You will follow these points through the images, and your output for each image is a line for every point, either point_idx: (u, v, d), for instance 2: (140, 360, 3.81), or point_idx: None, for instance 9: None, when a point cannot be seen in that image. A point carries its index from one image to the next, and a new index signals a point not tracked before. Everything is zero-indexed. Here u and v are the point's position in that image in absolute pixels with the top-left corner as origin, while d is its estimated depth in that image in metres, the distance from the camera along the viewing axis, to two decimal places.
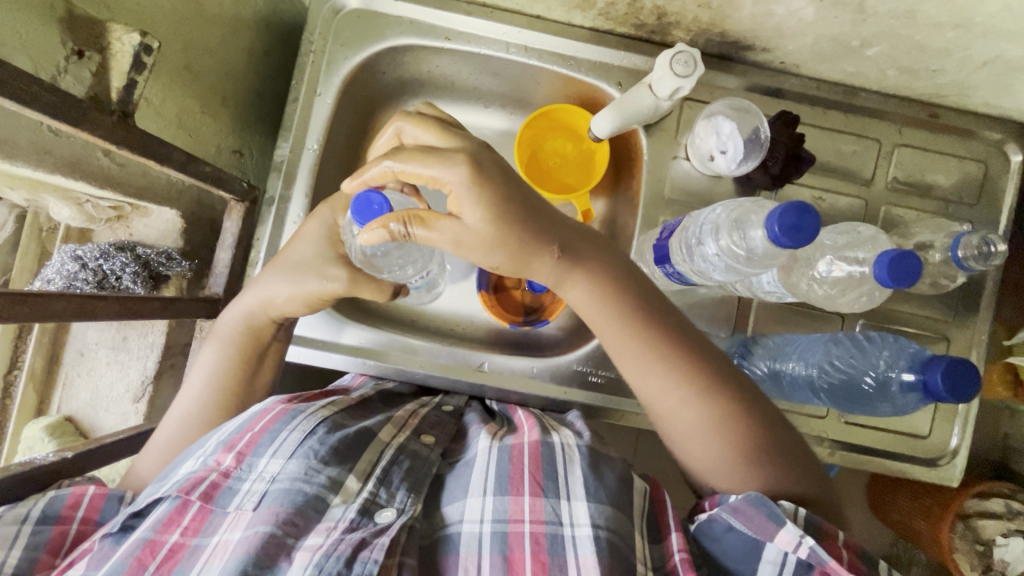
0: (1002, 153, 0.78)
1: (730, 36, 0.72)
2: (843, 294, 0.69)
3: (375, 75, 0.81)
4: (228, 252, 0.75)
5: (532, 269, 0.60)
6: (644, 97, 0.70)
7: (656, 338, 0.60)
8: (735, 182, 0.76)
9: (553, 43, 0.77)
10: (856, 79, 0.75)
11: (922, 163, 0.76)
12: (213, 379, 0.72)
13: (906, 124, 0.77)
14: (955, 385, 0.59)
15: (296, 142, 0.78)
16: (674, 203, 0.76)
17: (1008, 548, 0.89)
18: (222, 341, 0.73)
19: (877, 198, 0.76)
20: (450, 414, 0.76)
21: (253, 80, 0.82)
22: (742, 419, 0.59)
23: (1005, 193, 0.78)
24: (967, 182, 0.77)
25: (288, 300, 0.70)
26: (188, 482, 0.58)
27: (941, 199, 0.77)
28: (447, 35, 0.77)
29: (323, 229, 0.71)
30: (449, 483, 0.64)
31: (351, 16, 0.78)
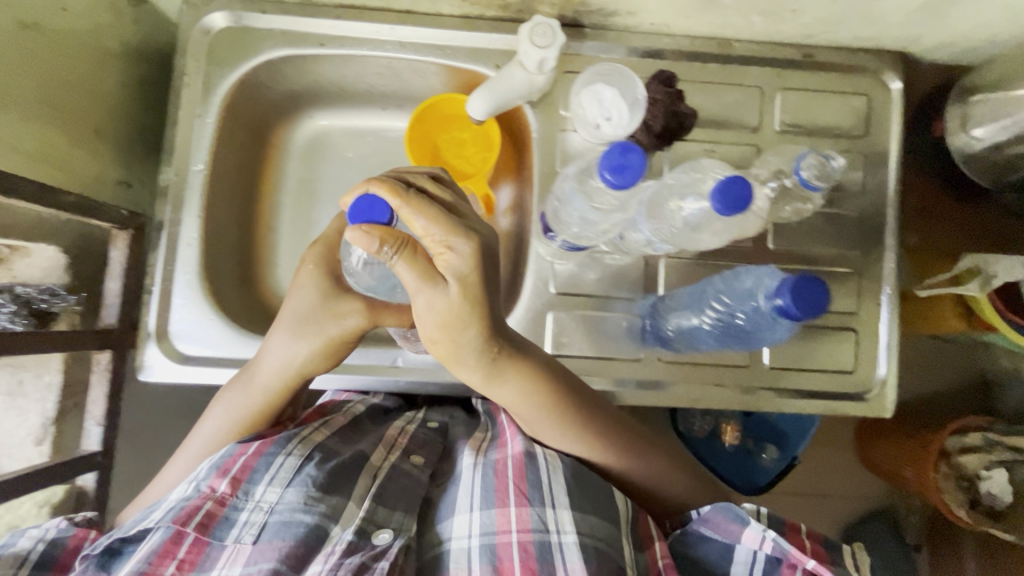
0: (882, 84, 0.80)
1: (591, 5, 0.73)
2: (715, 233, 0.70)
3: (260, 90, 0.86)
4: (117, 281, 0.82)
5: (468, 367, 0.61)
6: (516, 74, 0.73)
7: (572, 425, 0.66)
8: None
9: (424, 35, 0.80)
10: (725, 31, 0.77)
11: (807, 104, 0.79)
12: (226, 438, 0.71)
13: (783, 68, 0.79)
14: (806, 302, 0.61)
15: (181, 165, 0.81)
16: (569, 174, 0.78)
17: (993, 480, 0.93)
18: (235, 400, 0.71)
19: (766, 141, 0.78)
20: (436, 431, 0.78)
21: (128, 107, 0.83)
22: (654, 462, 0.69)
23: (891, 122, 0.80)
24: (853, 115, 0.80)
25: (304, 359, 0.70)
26: (183, 512, 0.58)
27: (830, 136, 0.79)
28: (320, 41, 0.81)
29: (319, 277, 0.72)
30: (442, 503, 0.66)
31: (222, 38, 0.81)
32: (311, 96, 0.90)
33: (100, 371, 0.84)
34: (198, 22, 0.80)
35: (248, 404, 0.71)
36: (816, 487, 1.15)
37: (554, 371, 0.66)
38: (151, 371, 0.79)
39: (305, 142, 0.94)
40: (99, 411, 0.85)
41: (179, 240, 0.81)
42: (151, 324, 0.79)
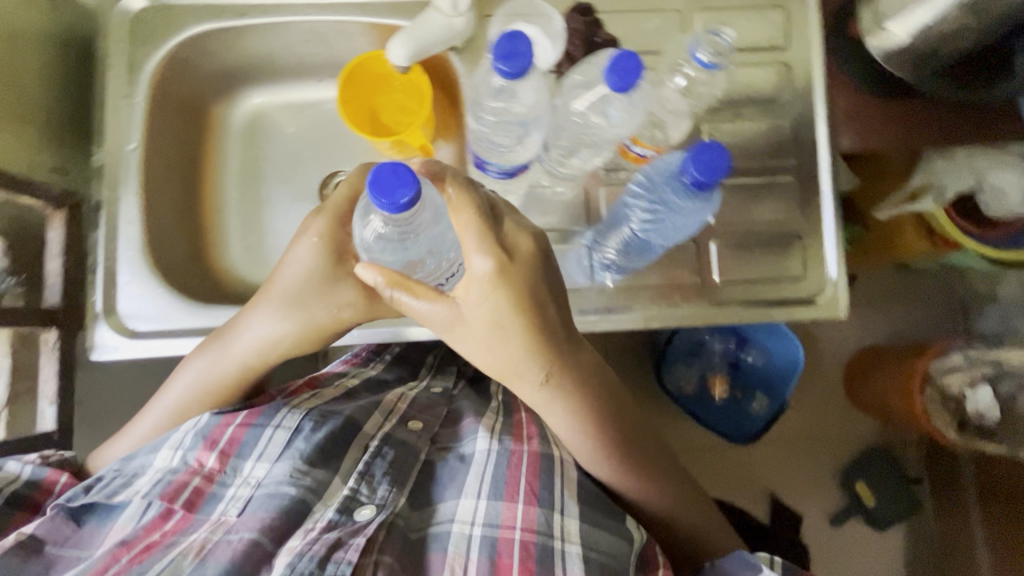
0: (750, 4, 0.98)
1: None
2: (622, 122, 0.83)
3: (187, 66, 1.08)
4: (55, 260, 1.01)
5: (531, 377, 0.82)
6: (434, 18, 0.93)
7: (599, 439, 0.87)
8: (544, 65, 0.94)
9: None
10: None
11: (639, 21, 0.97)
12: (201, 390, 0.95)
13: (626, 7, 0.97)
14: (706, 166, 0.76)
15: (116, 144, 1.02)
16: None
17: (978, 396, 1.06)
18: (210, 357, 0.93)
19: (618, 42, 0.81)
20: (439, 394, 1.03)
21: (50, 90, 1.01)
22: (665, 483, 0.90)
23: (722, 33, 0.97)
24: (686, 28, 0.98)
25: (281, 334, 0.90)
26: (173, 488, 0.80)
27: (667, 46, 0.96)
28: (239, 11, 1.04)
29: (325, 246, 0.84)
30: (439, 484, 0.87)
31: (144, 20, 1.04)
32: (251, 77, 1.15)
33: (49, 350, 1.02)
34: (120, 7, 1.03)
35: (223, 365, 0.93)
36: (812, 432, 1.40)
37: (595, 392, 0.86)
38: (114, 349, 0.98)
39: (246, 119, 1.18)
40: (52, 390, 1.03)
41: (119, 218, 1.02)
42: (99, 304, 0.98)
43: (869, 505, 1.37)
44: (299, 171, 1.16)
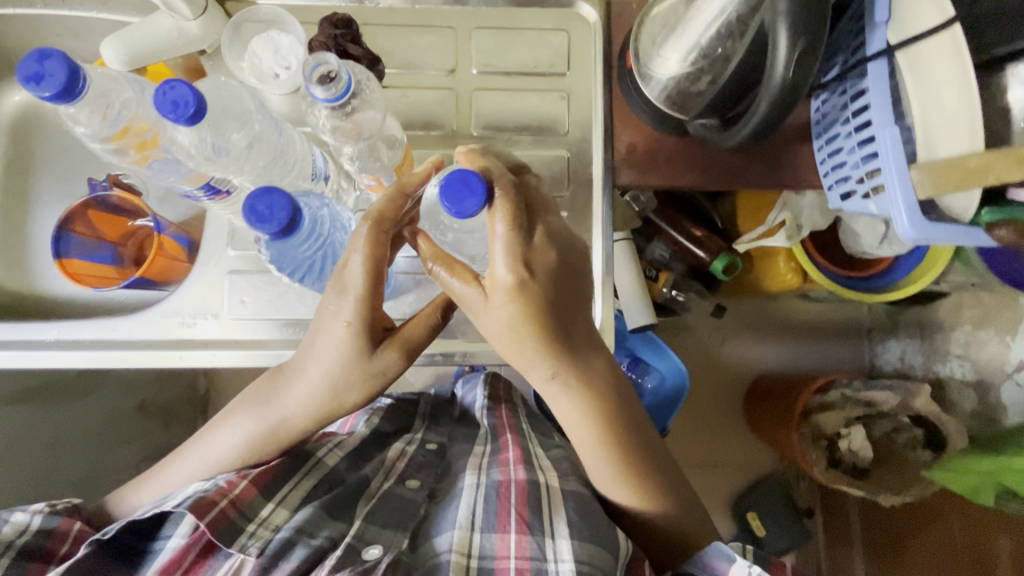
0: (579, 16, 0.80)
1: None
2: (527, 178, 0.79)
3: None
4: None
5: (542, 372, 0.66)
6: (163, 22, 0.70)
7: (614, 436, 0.69)
8: (517, 78, 0.80)
9: None
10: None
11: (499, 44, 0.79)
12: (230, 456, 0.72)
13: (476, 8, 0.79)
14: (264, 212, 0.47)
15: None
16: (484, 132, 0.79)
17: (851, 436, 1.33)
18: (258, 420, 0.72)
19: (464, 86, 0.79)
20: (436, 451, 0.82)
21: None
22: (666, 503, 0.70)
23: (591, 53, 0.80)
24: (555, 52, 0.80)
25: (312, 401, 0.69)
26: (199, 504, 0.63)
27: (530, 74, 0.80)
28: None
29: (368, 246, 0.60)
30: (437, 519, 0.70)
31: None
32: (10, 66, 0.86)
33: None
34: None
35: (260, 429, 0.71)
36: (711, 460, 1.61)
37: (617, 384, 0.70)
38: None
39: (9, 118, 0.89)
40: None
41: None
42: None
43: (759, 535, 1.52)
44: (75, 173, 0.89)
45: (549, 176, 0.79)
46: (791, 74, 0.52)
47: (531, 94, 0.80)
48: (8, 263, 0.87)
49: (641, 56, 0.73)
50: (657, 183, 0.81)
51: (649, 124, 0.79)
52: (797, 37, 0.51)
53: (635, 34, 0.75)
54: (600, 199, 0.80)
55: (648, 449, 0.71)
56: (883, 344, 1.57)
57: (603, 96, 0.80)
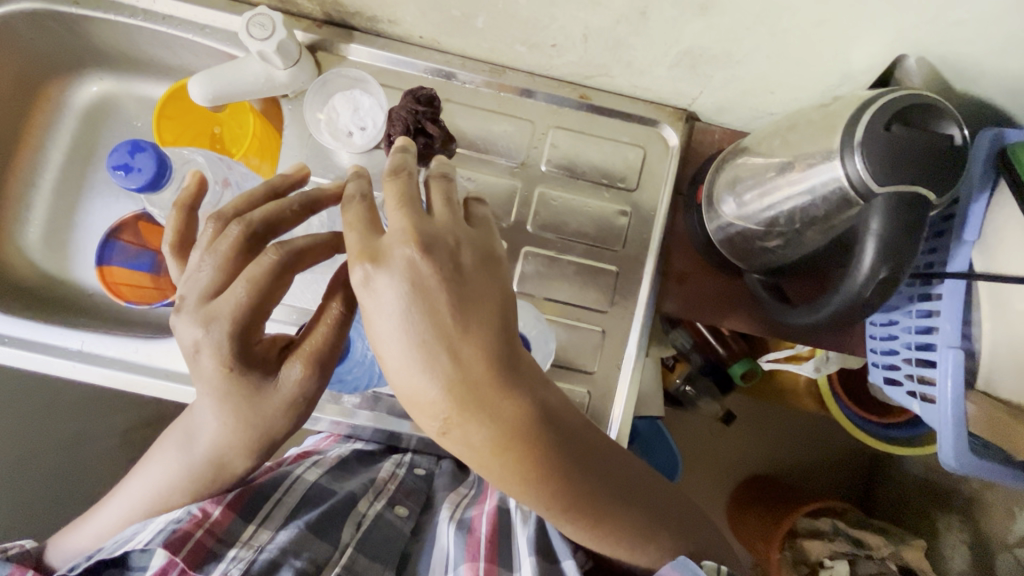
0: (660, 136, 0.79)
1: (346, 6, 0.72)
2: (572, 282, 0.78)
3: (19, 39, 0.80)
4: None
5: (432, 424, 0.49)
6: (253, 65, 0.71)
7: (553, 479, 0.53)
8: (583, 183, 0.79)
9: (203, 14, 0.77)
10: (497, 56, 0.76)
11: (573, 145, 0.79)
12: (158, 492, 0.66)
13: (561, 107, 0.78)
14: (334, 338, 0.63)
15: None
16: (540, 228, 0.78)
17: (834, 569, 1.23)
18: (181, 460, 0.63)
19: (529, 181, 0.79)
20: (422, 477, 0.84)
21: None
22: (641, 530, 0.60)
23: (663, 175, 0.79)
24: (627, 166, 0.79)
25: (218, 448, 0.57)
26: (177, 536, 0.62)
27: (596, 183, 0.79)
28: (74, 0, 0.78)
29: (228, 253, 0.51)
30: (420, 558, 0.73)
31: None
32: (94, 56, 0.87)
33: None
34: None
35: (186, 469, 0.62)
36: None
37: (540, 419, 0.51)
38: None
39: (82, 105, 0.90)
40: None
41: None
42: None
43: None
44: None
45: (590, 288, 0.78)
46: (868, 292, 0.51)
47: (594, 202, 0.79)
48: (47, 247, 0.88)
49: (711, 200, 0.71)
50: (699, 318, 0.79)
51: (704, 259, 0.77)
52: (884, 260, 0.49)
53: (712, 172, 0.73)
54: (638, 321, 0.78)
55: (609, 467, 0.59)
56: (883, 480, 1.53)
57: (666, 220, 0.79)
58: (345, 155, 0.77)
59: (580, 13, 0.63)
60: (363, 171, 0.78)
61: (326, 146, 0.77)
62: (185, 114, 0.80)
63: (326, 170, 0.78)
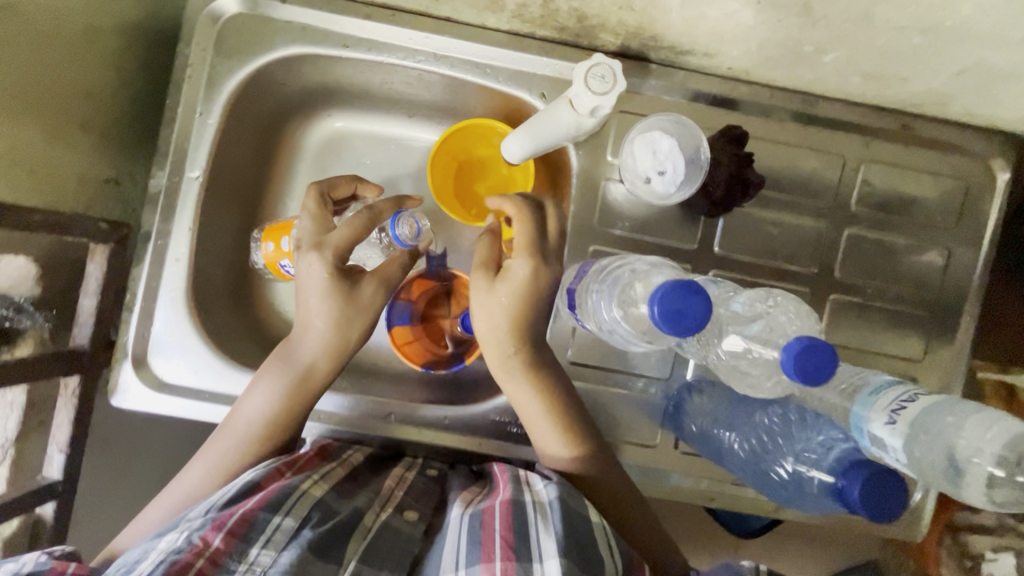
0: (986, 167, 0.72)
1: (663, 41, 0.65)
2: (879, 328, 0.74)
3: (270, 86, 0.74)
4: (93, 298, 0.64)
5: (509, 355, 0.64)
6: (564, 114, 0.64)
7: (576, 432, 0.66)
8: (896, 222, 0.73)
9: (479, 52, 0.70)
10: (815, 87, 0.68)
11: (888, 181, 0.72)
12: (269, 421, 0.65)
13: (874, 139, 0.71)
14: (874, 502, 0.51)
15: (174, 169, 0.69)
16: (847, 275, 0.74)
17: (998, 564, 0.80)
18: (287, 384, 0.66)
19: (837, 222, 0.73)
20: (435, 479, 0.70)
21: (120, 49, 0.66)
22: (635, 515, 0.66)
23: (987, 210, 0.73)
24: (947, 203, 0.73)
25: (327, 345, 0.66)
26: (171, 569, 0.47)
27: (917, 223, 0.73)
28: (344, 43, 0.70)
29: (358, 218, 0.66)
30: (428, 562, 0.56)
31: (233, 22, 0.69)
32: (334, 93, 0.80)
33: (68, 396, 0.64)
34: (211, 6, 0.68)
35: (289, 377, 0.66)
36: None
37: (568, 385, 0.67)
38: (123, 398, 0.67)
39: (321, 142, 0.84)
40: (65, 438, 0.64)
41: (166, 253, 0.69)
42: (131, 345, 0.67)
43: None
44: None
45: (904, 339, 0.74)
46: None
47: (902, 242, 0.74)
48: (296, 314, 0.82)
49: None
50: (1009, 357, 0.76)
51: None
52: None
53: None
54: (953, 370, 0.75)
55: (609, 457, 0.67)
56: None
57: (986, 256, 0.73)
58: (637, 198, 0.72)
59: (986, 50, 0.55)
60: (658, 218, 0.72)
61: (618, 189, 0.73)
62: (452, 152, 0.77)
63: (615, 219, 0.73)
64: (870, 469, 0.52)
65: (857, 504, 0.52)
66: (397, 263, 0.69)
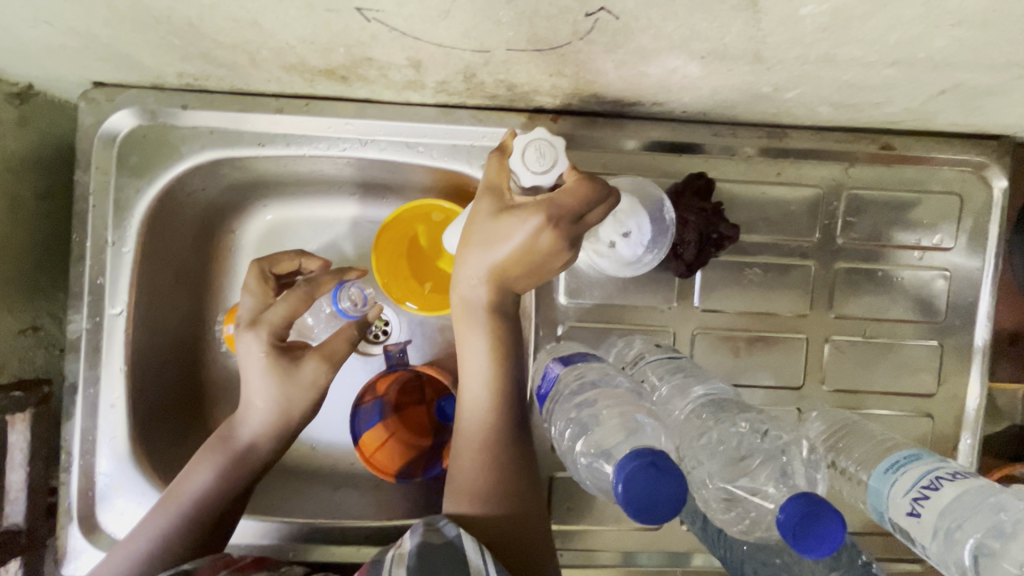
0: (979, 175, 0.65)
1: (605, 97, 0.58)
2: (885, 362, 0.68)
3: (188, 195, 0.67)
4: (20, 472, 0.58)
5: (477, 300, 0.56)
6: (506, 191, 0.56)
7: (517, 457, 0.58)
8: (889, 247, 0.67)
9: (409, 131, 0.63)
10: (780, 119, 0.62)
11: (874, 205, 0.66)
12: (205, 499, 0.61)
13: (854, 163, 0.65)
14: None
15: (93, 309, 0.62)
16: (844, 310, 0.68)
17: None
18: (224, 463, 0.62)
19: (825, 256, 0.67)
20: None
21: (8, 190, 0.59)
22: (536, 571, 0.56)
23: (987, 222, 0.66)
24: (942, 222, 0.66)
25: (268, 418, 0.63)
26: None
27: (907, 246, 0.67)
28: (259, 141, 0.64)
29: (298, 295, 0.63)
30: None
31: (134, 137, 0.62)
32: (262, 184, 0.71)
33: None
34: (103, 125, 0.61)
35: (230, 456, 0.62)
36: None
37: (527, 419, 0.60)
38: (75, 567, 0.62)
39: (258, 239, 0.74)
40: None
41: (99, 401, 0.63)
42: (75, 508, 0.62)
43: None
44: None
45: (914, 372, 0.68)
46: None
47: (899, 268, 0.67)
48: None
49: None
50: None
51: None
52: None
53: None
54: (972, 397, 0.69)
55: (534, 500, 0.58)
56: None
57: (992, 270, 0.67)
58: (602, 267, 0.64)
59: (968, 74, 0.48)
60: (630, 281, 0.66)
61: (581, 259, 0.65)
62: (399, 239, 0.71)
63: (582, 290, 0.66)
64: None
65: None
66: (345, 337, 0.65)
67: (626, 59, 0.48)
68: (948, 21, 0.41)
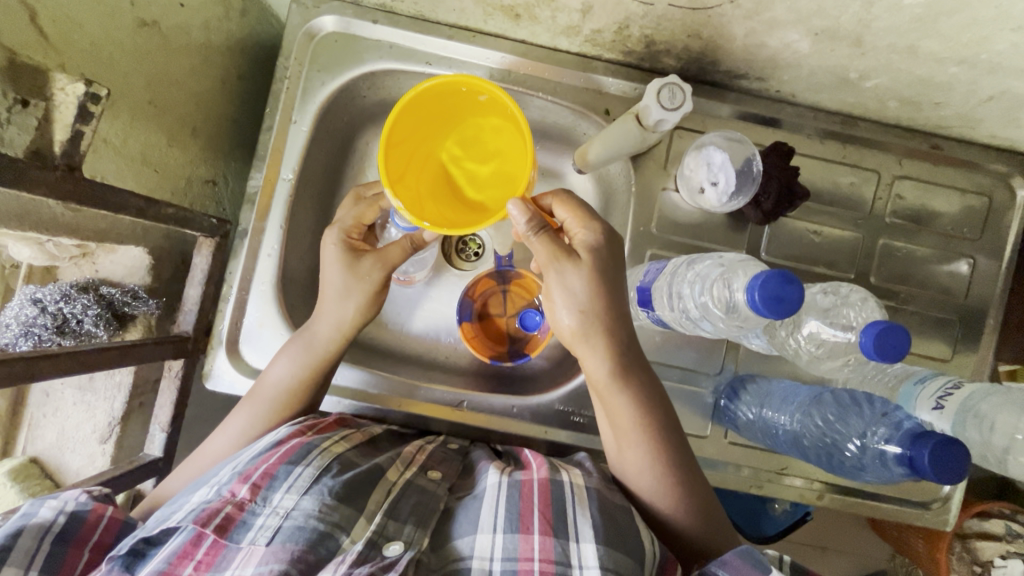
0: (1005, 183, 0.80)
1: (721, 65, 0.72)
2: (914, 328, 0.81)
3: (354, 97, 0.80)
4: (197, 287, 0.70)
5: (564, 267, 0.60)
6: (631, 128, 0.70)
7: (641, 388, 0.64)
8: (928, 234, 0.80)
9: (550, 71, 0.77)
10: (853, 109, 0.76)
11: (920, 195, 0.79)
12: (296, 391, 0.67)
13: (907, 157, 0.79)
14: (943, 466, 0.52)
15: (270, 171, 0.75)
16: (884, 279, 0.80)
17: (1006, 570, 0.88)
18: (300, 353, 0.67)
19: (875, 231, 0.80)
20: (456, 450, 0.72)
21: (228, 64, 0.73)
22: (687, 475, 0.64)
23: (1008, 224, 0.80)
24: (971, 217, 0.80)
25: (335, 318, 0.67)
26: (204, 513, 0.52)
27: (940, 234, 0.80)
28: (427, 60, 0.77)
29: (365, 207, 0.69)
30: (459, 517, 0.59)
31: (328, 40, 0.76)
32: None
33: (172, 377, 0.70)
34: (308, 24, 0.75)
35: (307, 350, 0.67)
36: (819, 539, 1.07)
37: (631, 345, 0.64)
38: (218, 381, 0.73)
39: None
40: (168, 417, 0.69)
41: (259, 250, 0.74)
42: (225, 332, 0.72)
43: None
44: None
45: (935, 341, 0.81)
46: None
47: (934, 253, 0.80)
48: None
49: None
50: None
51: None
52: None
53: None
54: (981, 370, 0.81)
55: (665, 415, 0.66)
56: None
57: (1009, 266, 0.80)
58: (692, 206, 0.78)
59: (1013, 81, 0.62)
60: (712, 224, 0.79)
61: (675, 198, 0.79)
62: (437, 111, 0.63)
63: (670, 225, 0.79)
64: (935, 436, 0.53)
65: (927, 470, 0.53)
66: (400, 247, 0.67)
67: (756, 27, 0.62)
68: (1010, 27, 0.55)
